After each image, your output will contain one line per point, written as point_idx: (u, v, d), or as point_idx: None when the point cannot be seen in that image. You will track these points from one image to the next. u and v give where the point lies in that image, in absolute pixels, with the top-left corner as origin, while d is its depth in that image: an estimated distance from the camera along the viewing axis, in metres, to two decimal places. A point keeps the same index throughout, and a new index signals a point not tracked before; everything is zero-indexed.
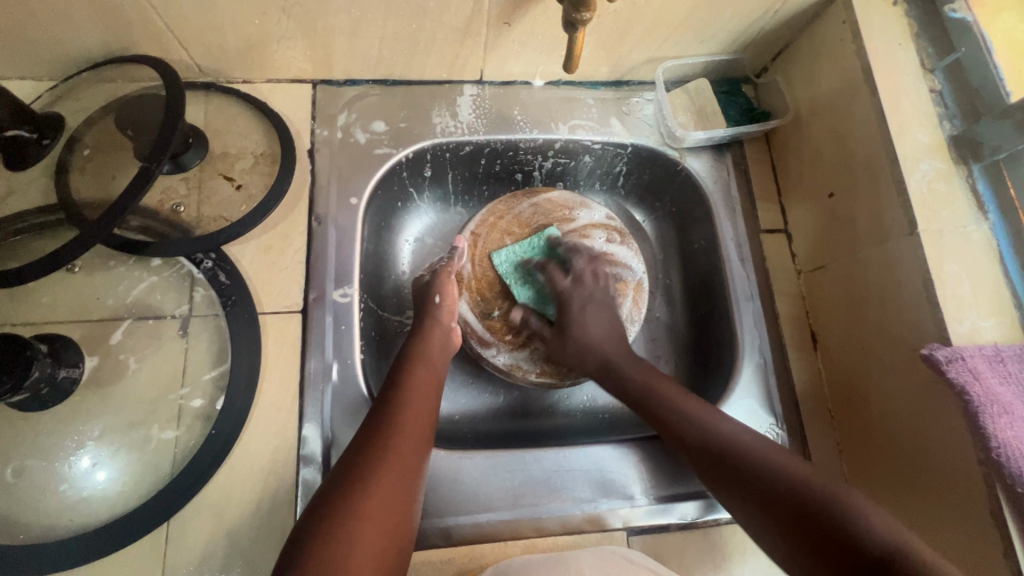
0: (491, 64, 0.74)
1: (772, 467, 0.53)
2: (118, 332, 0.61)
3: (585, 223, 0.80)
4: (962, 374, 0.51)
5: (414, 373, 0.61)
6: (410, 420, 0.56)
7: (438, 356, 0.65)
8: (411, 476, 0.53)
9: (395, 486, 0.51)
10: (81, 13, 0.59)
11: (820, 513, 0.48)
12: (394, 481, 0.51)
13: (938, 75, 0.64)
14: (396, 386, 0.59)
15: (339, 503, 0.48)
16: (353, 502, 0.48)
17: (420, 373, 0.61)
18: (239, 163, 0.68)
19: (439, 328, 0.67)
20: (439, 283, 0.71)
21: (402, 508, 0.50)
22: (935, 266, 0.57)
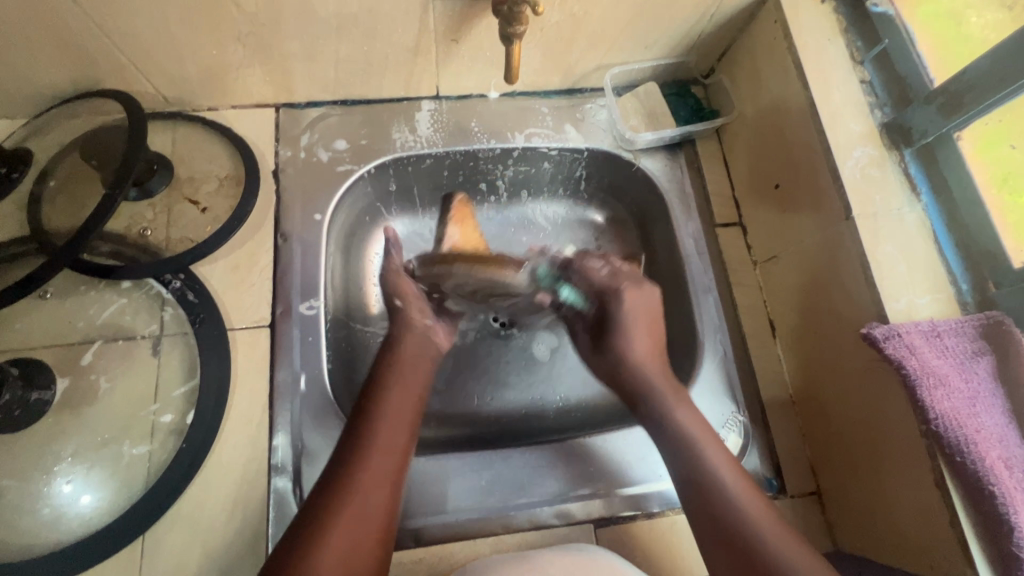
0: (445, 80, 0.77)
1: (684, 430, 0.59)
2: (89, 354, 0.63)
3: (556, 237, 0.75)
4: (899, 350, 0.53)
5: (388, 380, 0.62)
6: (383, 428, 0.57)
7: (415, 363, 0.66)
8: (389, 489, 0.54)
9: (373, 498, 0.52)
10: (45, 52, 0.63)
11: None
12: (372, 489, 0.53)
13: (867, 67, 0.67)
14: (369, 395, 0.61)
15: (316, 515, 0.50)
16: (331, 515, 0.50)
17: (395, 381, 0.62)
18: (204, 186, 0.71)
19: (414, 337, 0.68)
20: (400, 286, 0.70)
21: (382, 517, 0.52)
22: (871, 249, 0.59)
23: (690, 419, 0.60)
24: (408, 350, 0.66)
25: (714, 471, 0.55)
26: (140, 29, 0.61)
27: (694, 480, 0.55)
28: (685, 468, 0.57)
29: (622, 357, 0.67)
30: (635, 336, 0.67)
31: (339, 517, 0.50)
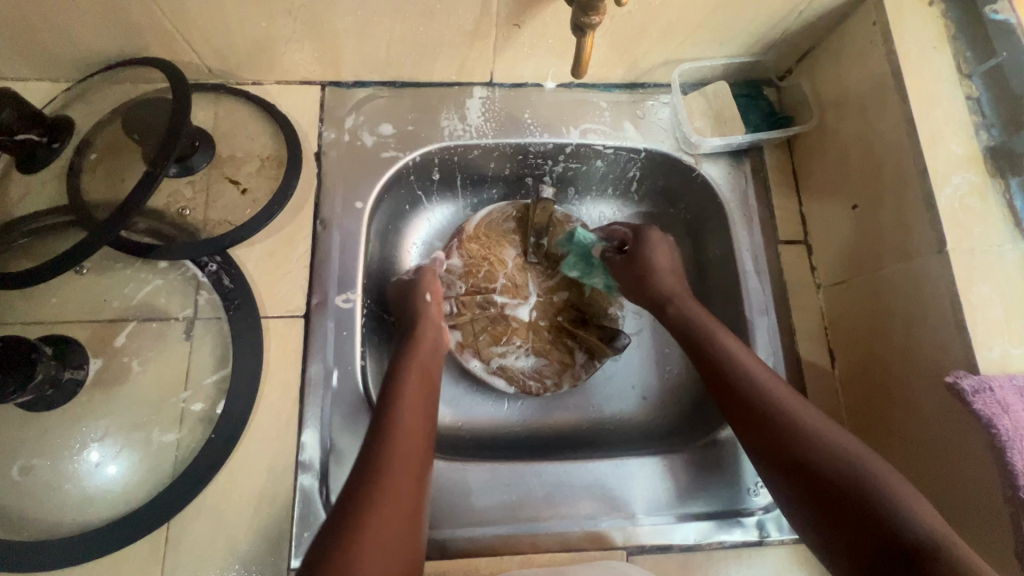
0: (501, 66, 0.72)
1: (784, 404, 0.55)
2: (123, 335, 0.62)
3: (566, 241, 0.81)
4: (989, 407, 0.48)
5: (406, 387, 0.59)
6: (405, 434, 0.54)
7: (431, 363, 0.64)
8: (416, 493, 0.52)
9: (402, 508, 0.49)
10: (91, 16, 0.60)
11: (938, 562, 0.41)
12: (400, 499, 0.50)
13: (975, 81, 0.60)
14: (385, 399, 0.57)
15: (347, 529, 0.46)
16: (361, 530, 0.46)
17: (410, 384, 0.59)
18: (245, 166, 0.68)
19: (432, 328, 0.66)
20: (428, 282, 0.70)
21: (410, 527, 0.49)
22: (963, 288, 0.53)
23: (761, 372, 0.58)
24: (425, 348, 0.64)
25: (801, 417, 0.54)
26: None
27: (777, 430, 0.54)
28: (754, 416, 0.55)
29: (689, 322, 0.65)
30: (655, 251, 0.71)
31: (373, 530, 0.47)
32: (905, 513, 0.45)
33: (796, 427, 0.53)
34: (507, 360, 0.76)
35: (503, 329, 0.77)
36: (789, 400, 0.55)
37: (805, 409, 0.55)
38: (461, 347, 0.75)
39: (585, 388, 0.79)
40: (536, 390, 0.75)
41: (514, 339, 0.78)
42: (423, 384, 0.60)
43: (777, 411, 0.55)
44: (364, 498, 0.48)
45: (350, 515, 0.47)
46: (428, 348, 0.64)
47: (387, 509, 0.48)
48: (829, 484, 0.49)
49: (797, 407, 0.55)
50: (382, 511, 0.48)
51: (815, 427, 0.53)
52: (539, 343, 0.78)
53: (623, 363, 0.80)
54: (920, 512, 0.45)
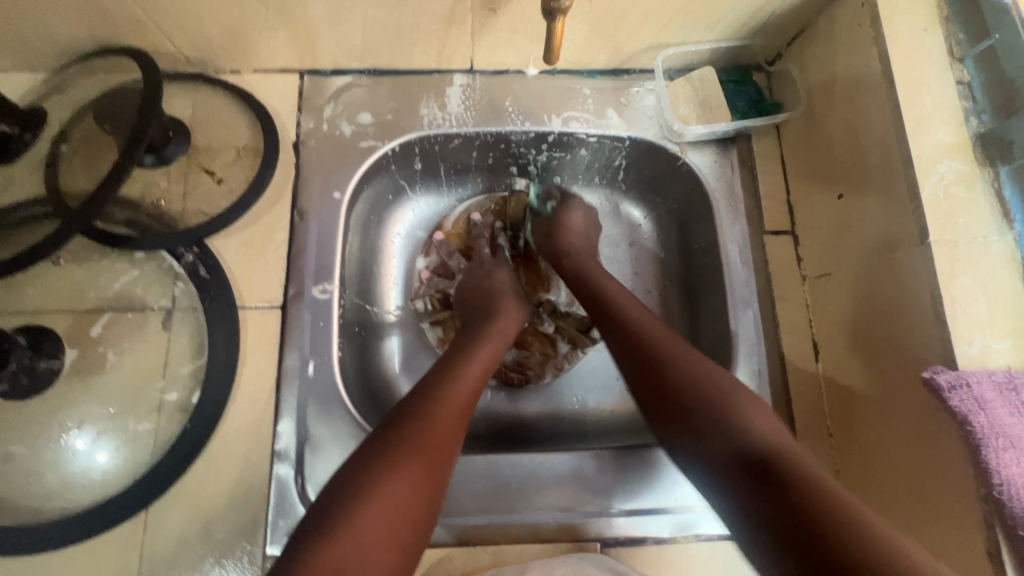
0: (480, 53, 0.71)
1: (640, 326, 0.60)
2: (99, 325, 0.62)
3: None
4: (966, 403, 0.47)
5: (467, 369, 0.58)
6: (443, 412, 0.52)
7: (506, 328, 0.66)
8: (454, 438, 0.52)
9: (420, 482, 0.48)
10: (64, 5, 0.60)
11: (788, 478, 0.45)
12: (419, 471, 0.48)
13: (967, 65, 0.58)
14: (444, 375, 0.56)
15: (363, 485, 0.46)
16: (376, 488, 0.45)
17: (476, 371, 0.58)
18: (221, 156, 0.68)
19: (509, 300, 0.70)
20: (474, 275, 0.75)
21: (423, 503, 0.47)
22: (945, 281, 0.52)
23: (653, 333, 0.59)
24: (497, 338, 0.64)
25: (697, 382, 0.53)
26: None
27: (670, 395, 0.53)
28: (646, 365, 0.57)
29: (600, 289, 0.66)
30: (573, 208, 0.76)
31: (388, 495, 0.45)
32: (743, 428, 0.49)
33: (683, 371, 0.55)
34: None
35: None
36: (686, 362, 0.55)
37: (642, 322, 0.60)
38: (442, 341, 0.77)
39: (569, 379, 0.79)
40: (519, 381, 0.77)
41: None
42: (478, 369, 0.59)
43: (680, 377, 0.54)
44: (384, 460, 0.47)
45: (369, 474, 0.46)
46: (498, 342, 0.64)
47: (407, 476, 0.47)
48: (691, 409, 0.52)
49: (703, 371, 0.54)
50: (403, 477, 0.47)
51: (706, 388, 0.53)
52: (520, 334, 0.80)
53: (607, 353, 0.80)
54: (760, 425, 0.49)
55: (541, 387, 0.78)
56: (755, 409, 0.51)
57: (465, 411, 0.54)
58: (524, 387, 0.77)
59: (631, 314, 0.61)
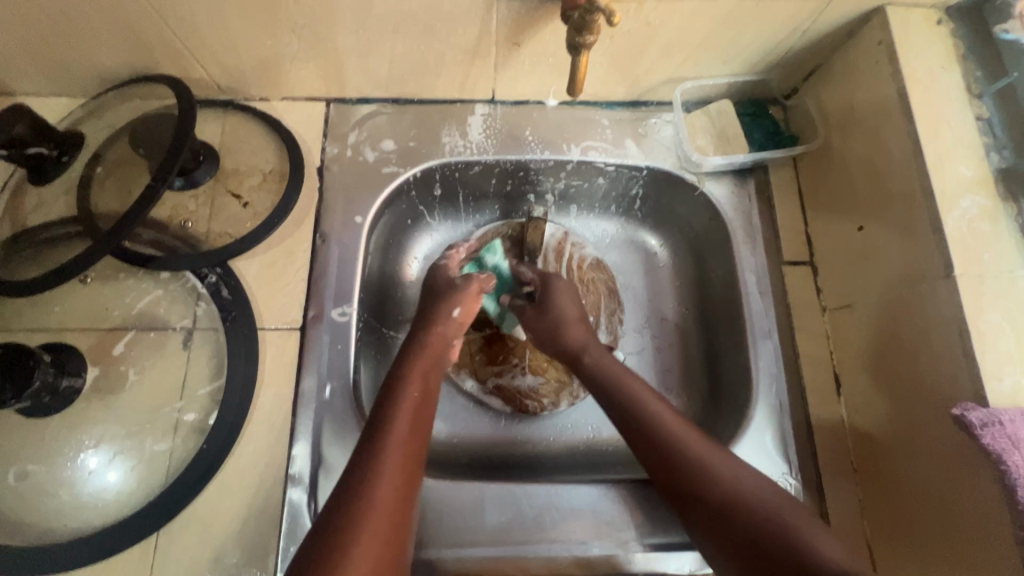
0: (502, 84, 0.73)
1: (643, 414, 0.59)
2: (121, 343, 0.63)
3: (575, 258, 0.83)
4: (999, 441, 0.46)
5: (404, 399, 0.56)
6: (388, 471, 0.49)
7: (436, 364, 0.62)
8: (404, 494, 0.49)
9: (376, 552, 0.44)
10: (107, 35, 0.62)
11: None
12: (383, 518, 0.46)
13: (986, 101, 0.58)
14: (380, 427, 0.53)
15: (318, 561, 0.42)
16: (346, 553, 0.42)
17: (410, 394, 0.56)
18: (248, 180, 0.69)
19: (445, 329, 0.65)
20: (456, 298, 0.67)
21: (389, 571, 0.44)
22: (972, 316, 0.51)
23: (641, 385, 0.62)
24: (424, 356, 0.61)
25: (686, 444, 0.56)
26: (197, 17, 0.60)
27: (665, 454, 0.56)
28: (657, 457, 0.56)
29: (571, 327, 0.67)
30: (561, 300, 0.69)
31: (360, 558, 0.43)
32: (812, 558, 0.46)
33: (676, 452, 0.55)
34: (504, 379, 0.77)
35: (500, 349, 0.78)
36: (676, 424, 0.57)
37: (661, 415, 0.58)
38: (458, 366, 0.77)
39: (584, 407, 0.78)
40: (534, 408, 0.76)
41: (513, 357, 0.78)
42: (422, 399, 0.57)
43: (683, 455, 0.55)
44: (340, 533, 0.44)
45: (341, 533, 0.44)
46: (423, 377, 0.59)
47: (372, 529, 0.45)
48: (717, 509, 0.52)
49: (698, 451, 0.55)
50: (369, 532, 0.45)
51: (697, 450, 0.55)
52: (535, 360, 0.79)
53: None
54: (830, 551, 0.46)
55: (556, 415, 0.77)
56: (723, 464, 0.54)
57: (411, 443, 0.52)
58: (538, 415, 0.77)
59: (636, 395, 0.60)
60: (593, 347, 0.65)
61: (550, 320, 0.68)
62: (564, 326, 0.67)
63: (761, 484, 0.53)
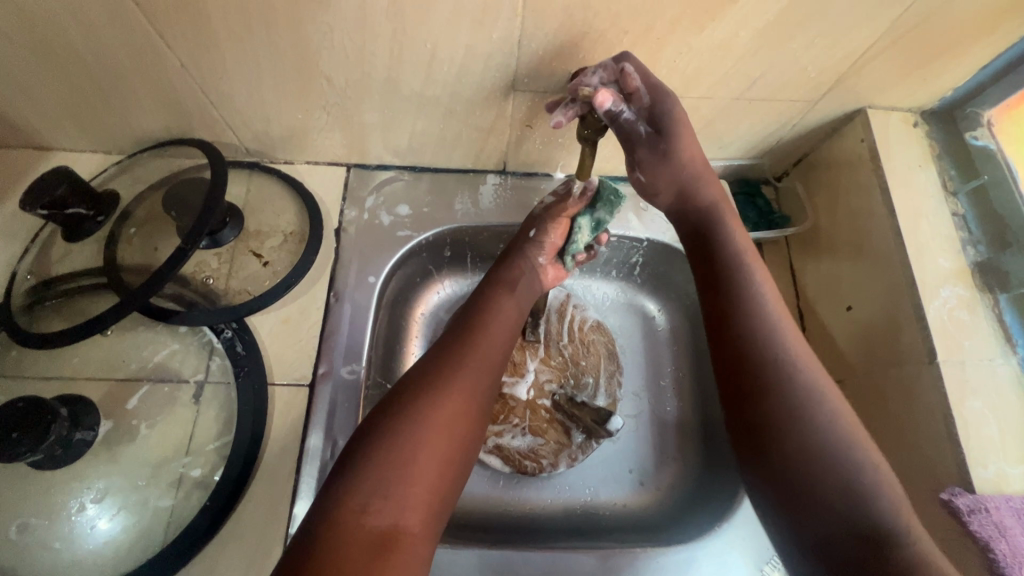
0: (514, 158, 0.78)
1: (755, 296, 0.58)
2: (135, 396, 0.64)
3: (578, 322, 0.86)
4: (986, 529, 0.48)
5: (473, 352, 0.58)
6: (466, 372, 0.56)
7: (523, 287, 0.69)
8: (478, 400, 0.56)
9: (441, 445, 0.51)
10: (148, 103, 0.67)
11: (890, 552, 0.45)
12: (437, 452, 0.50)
13: (961, 199, 0.64)
14: (469, 337, 0.59)
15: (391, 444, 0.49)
16: (381, 478, 0.47)
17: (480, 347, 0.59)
18: (269, 240, 0.73)
19: (523, 261, 0.70)
20: (544, 220, 0.72)
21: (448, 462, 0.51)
22: (956, 402, 0.54)
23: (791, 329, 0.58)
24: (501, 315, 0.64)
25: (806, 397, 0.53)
26: (235, 92, 0.65)
27: (770, 383, 0.54)
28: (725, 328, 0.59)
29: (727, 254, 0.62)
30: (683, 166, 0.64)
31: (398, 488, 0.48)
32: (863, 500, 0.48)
33: (760, 332, 0.57)
34: (504, 439, 0.78)
35: (501, 409, 0.79)
36: (803, 363, 0.55)
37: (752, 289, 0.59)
38: None
39: (582, 470, 0.79)
40: (533, 470, 0.77)
41: (512, 417, 0.79)
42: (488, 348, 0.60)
43: (765, 343, 0.56)
44: (411, 420, 0.51)
45: (387, 447, 0.49)
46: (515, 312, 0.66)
47: (437, 422, 0.51)
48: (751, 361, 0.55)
49: (787, 351, 0.55)
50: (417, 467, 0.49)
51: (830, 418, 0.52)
52: (534, 421, 0.79)
53: (622, 444, 0.80)
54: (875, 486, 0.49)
55: (556, 477, 0.78)
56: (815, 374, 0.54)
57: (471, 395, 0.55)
58: (537, 475, 0.77)
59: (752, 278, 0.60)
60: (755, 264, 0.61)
61: (674, 180, 0.66)
62: (692, 180, 0.65)
63: (863, 446, 0.52)
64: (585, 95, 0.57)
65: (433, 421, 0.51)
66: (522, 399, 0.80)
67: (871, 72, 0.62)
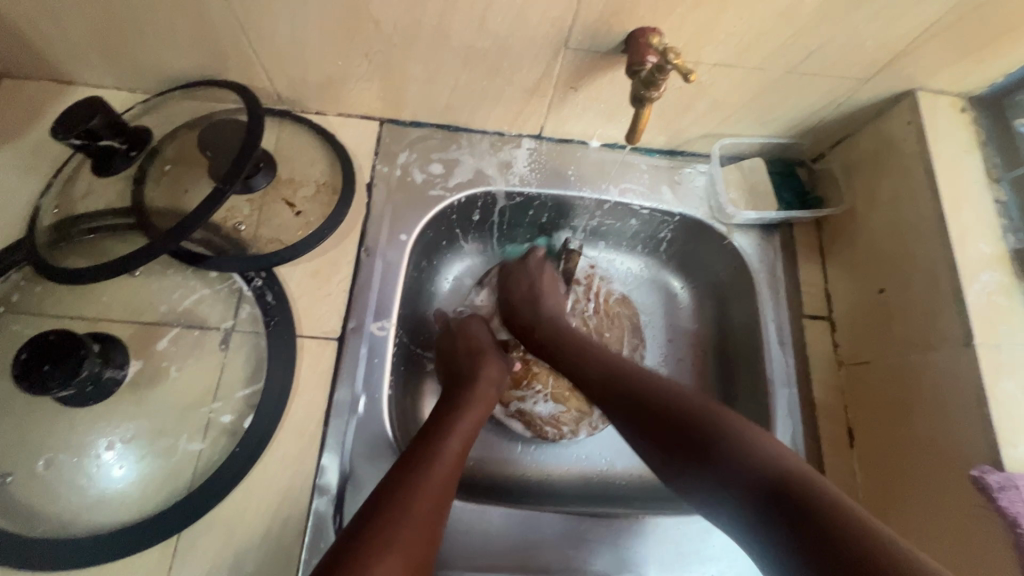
0: (552, 122, 0.76)
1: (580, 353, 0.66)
2: (165, 339, 0.63)
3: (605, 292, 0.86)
4: (1014, 504, 0.50)
5: (466, 414, 0.62)
6: (448, 451, 0.56)
7: (495, 377, 0.69)
8: (455, 469, 0.56)
9: (426, 513, 0.50)
10: (184, 39, 0.64)
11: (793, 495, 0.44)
12: (426, 516, 0.50)
13: (1004, 186, 0.64)
14: (441, 421, 0.60)
15: (386, 513, 0.48)
16: (384, 547, 0.46)
17: (466, 430, 0.60)
18: (302, 190, 0.71)
19: (495, 367, 0.70)
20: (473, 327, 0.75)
21: (434, 526, 0.50)
22: (990, 384, 0.55)
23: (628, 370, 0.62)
24: (485, 389, 0.67)
25: (726, 421, 0.52)
26: (278, 34, 0.62)
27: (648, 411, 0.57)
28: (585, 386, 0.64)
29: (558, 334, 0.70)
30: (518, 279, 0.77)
31: (399, 535, 0.47)
32: (739, 444, 0.50)
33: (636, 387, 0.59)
34: (527, 404, 0.78)
35: (524, 373, 0.80)
36: (684, 398, 0.56)
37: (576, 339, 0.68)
38: None
39: (600, 439, 0.79)
40: (554, 435, 0.77)
41: (535, 383, 0.80)
42: (476, 418, 0.63)
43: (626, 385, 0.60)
44: (401, 493, 0.50)
45: (384, 513, 0.48)
46: (488, 398, 0.66)
47: (424, 492, 0.51)
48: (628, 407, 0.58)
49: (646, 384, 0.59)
50: (416, 513, 0.49)
51: (726, 417, 0.53)
52: (557, 387, 0.80)
53: None
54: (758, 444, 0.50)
55: (573, 443, 0.78)
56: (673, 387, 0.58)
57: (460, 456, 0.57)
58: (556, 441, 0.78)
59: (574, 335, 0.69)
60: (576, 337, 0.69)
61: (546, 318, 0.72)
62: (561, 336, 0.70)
63: (756, 433, 0.51)
64: (666, 49, 0.54)
65: (421, 492, 0.51)
66: (545, 365, 0.81)
67: (927, 52, 0.61)
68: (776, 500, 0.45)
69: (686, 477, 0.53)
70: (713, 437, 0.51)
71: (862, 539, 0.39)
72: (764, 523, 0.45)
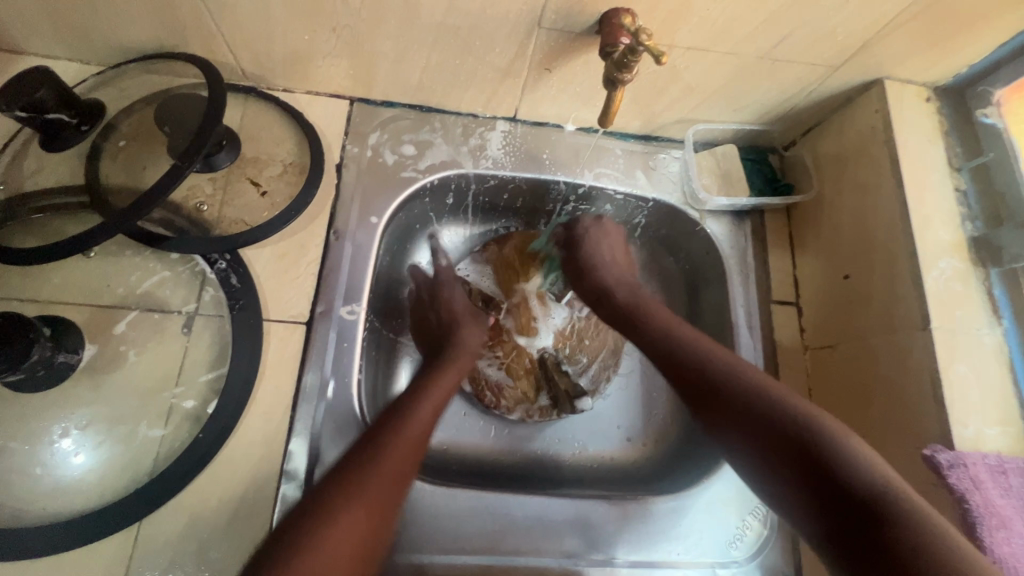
0: (527, 105, 0.75)
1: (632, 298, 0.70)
2: (122, 323, 0.61)
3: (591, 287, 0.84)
4: (963, 481, 0.52)
5: (440, 385, 0.62)
6: (418, 416, 0.57)
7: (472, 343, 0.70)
8: (425, 432, 0.57)
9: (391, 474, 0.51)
10: (137, 8, 0.61)
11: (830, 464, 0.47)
12: (391, 478, 0.51)
13: (964, 175, 0.66)
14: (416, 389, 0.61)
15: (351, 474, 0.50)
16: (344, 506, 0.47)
17: (437, 397, 0.61)
18: (268, 169, 0.69)
19: (473, 335, 0.71)
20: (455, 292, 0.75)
21: (399, 486, 0.52)
22: (945, 367, 0.57)
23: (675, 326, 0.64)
24: (464, 356, 0.68)
25: (756, 378, 0.55)
26: (238, 5, 0.60)
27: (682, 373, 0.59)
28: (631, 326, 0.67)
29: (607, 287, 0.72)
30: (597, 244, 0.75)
31: (357, 499, 0.48)
32: (781, 411, 0.52)
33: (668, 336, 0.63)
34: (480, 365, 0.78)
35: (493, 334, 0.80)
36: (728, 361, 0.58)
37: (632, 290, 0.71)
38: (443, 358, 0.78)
39: (574, 422, 0.80)
40: (491, 403, 0.77)
41: (498, 348, 0.80)
42: (449, 381, 0.64)
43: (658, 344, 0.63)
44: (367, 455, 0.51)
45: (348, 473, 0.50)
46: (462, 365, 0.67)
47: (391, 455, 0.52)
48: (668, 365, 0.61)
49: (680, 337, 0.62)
50: (380, 471, 0.51)
51: (760, 381, 0.55)
52: (515, 363, 0.79)
53: (613, 401, 0.82)
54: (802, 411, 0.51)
55: (545, 428, 0.79)
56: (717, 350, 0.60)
57: (433, 416, 0.59)
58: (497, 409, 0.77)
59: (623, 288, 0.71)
60: (626, 293, 0.71)
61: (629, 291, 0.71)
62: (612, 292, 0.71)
63: (792, 395, 0.53)
64: (638, 30, 0.53)
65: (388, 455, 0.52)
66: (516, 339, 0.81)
67: (894, 41, 0.62)
68: (814, 470, 0.47)
69: (713, 421, 0.56)
70: (750, 402, 0.53)
71: (879, 503, 0.43)
72: (794, 487, 0.48)
